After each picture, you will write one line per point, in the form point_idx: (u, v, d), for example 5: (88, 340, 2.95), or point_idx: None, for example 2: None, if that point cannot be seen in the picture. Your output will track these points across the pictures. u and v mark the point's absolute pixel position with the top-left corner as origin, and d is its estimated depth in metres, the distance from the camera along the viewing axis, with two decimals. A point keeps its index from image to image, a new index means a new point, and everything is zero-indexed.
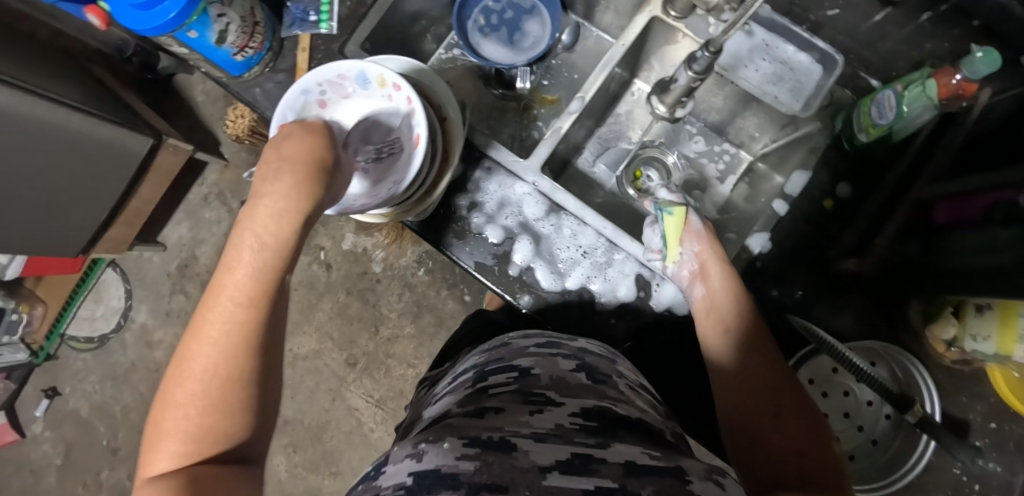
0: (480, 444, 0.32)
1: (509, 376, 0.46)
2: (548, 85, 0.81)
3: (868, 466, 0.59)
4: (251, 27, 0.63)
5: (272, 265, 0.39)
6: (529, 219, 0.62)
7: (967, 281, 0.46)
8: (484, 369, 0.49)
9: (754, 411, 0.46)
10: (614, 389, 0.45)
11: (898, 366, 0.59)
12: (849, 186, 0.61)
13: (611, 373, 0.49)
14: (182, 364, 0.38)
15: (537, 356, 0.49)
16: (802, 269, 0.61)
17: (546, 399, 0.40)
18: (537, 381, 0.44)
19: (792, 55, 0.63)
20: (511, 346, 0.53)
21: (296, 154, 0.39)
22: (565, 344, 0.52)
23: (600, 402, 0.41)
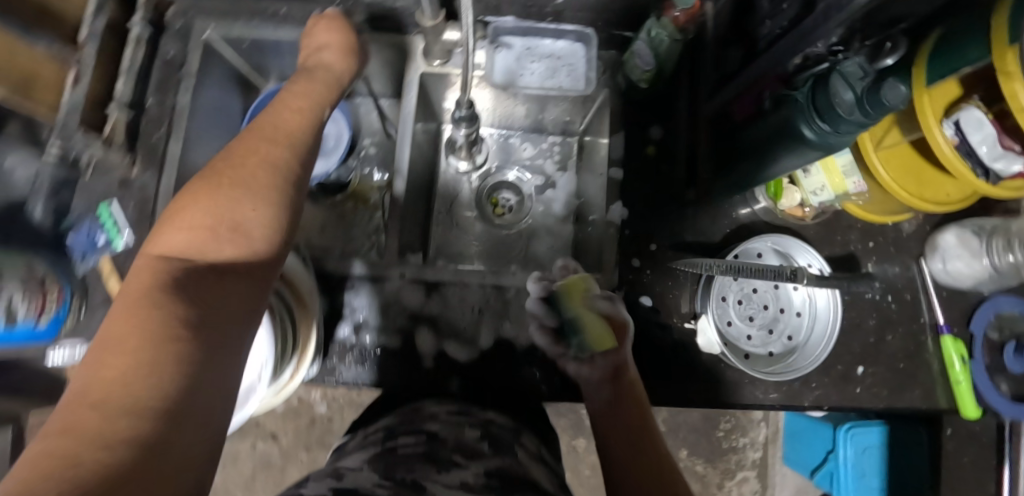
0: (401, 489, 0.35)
1: (417, 438, 0.47)
2: (372, 172, 0.82)
3: (806, 338, 0.64)
4: (38, 285, 0.57)
5: (190, 274, 0.34)
6: (416, 309, 0.61)
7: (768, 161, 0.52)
8: (393, 431, 0.50)
9: (631, 440, 0.50)
10: (516, 459, 0.47)
11: (777, 244, 0.64)
12: (659, 127, 0.67)
13: (516, 443, 0.51)
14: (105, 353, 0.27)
15: (446, 422, 0.51)
16: (661, 216, 0.65)
17: (451, 464, 0.42)
18: (445, 446, 0.46)
19: (554, 46, 0.67)
20: (421, 412, 0.54)
21: (197, 221, 0.37)
22: (475, 411, 0.55)
23: (501, 461, 0.44)
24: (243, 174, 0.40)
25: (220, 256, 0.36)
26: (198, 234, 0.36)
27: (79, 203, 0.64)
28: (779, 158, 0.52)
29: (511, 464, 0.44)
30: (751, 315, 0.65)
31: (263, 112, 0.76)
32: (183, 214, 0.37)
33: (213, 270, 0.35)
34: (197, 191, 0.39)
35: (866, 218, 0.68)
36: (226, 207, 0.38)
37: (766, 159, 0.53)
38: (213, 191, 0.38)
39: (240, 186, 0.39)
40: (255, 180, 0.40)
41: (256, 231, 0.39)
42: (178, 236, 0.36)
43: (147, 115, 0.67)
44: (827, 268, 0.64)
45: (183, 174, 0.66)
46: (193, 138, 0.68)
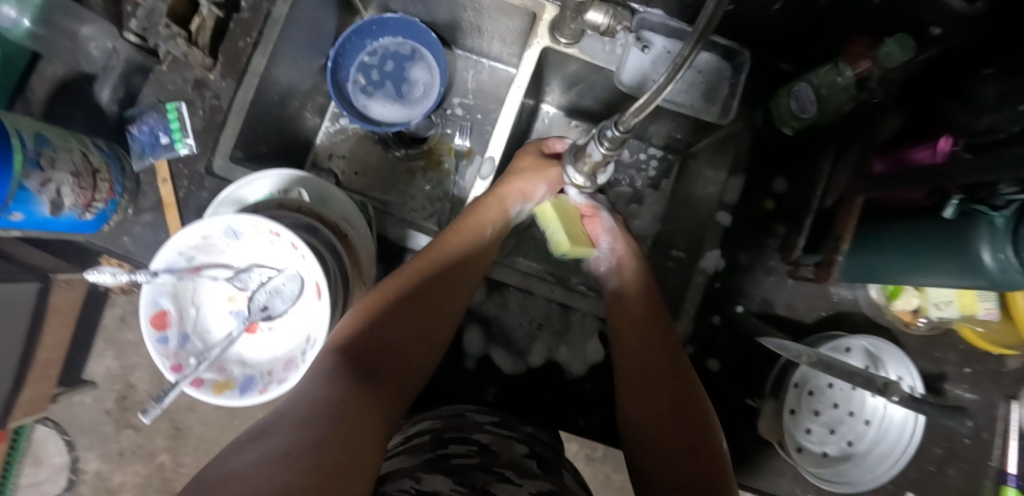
0: None
1: (470, 448, 0.42)
2: (452, 133, 0.75)
3: (870, 451, 0.58)
4: (90, 179, 0.53)
5: (308, 424, 0.31)
6: (471, 304, 0.57)
7: (920, 269, 0.45)
8: (441, 436, 0.43)
9: (661, 382, 0.49)
10: (563, 483, 0.43)
11: (869, 345, 0.57)
12: (784, 181, 0.60)
13: (560, 463, 0.47)
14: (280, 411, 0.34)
15: (494, 433, 0.45)
16: (754, 278, 0.59)
17: (505, 478, 0.39)
18: (498, 457, 0.42)
19: (696, 57, 0.58)
20: (462, 413, 0.48)
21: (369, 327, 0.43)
22: (516, 426, 0.49)
23: (552, 484, 0.41)
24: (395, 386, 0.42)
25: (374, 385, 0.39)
26: (364, 338, 0.42)
27: (148, 93, 0.59)
28: (930, 271, 0.44)
29: (560, 491, 0.40)
30: (816, 409, 0.60)
31: (356, 41, 0.71)
32: (364, 313, 0.44)
33: (353, 413, 0.34)
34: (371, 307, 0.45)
35: (973, 343, 0.60)
36: (396, 357, 0.43)
37: (915, 265, 0.46)
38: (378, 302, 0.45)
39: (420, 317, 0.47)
40: (411, 379, 0.44)
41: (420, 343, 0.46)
42: (362, 321, 0.43)
43: (238, 16, 0.59)
44: (919, 387, 0.57)
45: (261, 91, 0.61)
46: (280, 53, 0.62)
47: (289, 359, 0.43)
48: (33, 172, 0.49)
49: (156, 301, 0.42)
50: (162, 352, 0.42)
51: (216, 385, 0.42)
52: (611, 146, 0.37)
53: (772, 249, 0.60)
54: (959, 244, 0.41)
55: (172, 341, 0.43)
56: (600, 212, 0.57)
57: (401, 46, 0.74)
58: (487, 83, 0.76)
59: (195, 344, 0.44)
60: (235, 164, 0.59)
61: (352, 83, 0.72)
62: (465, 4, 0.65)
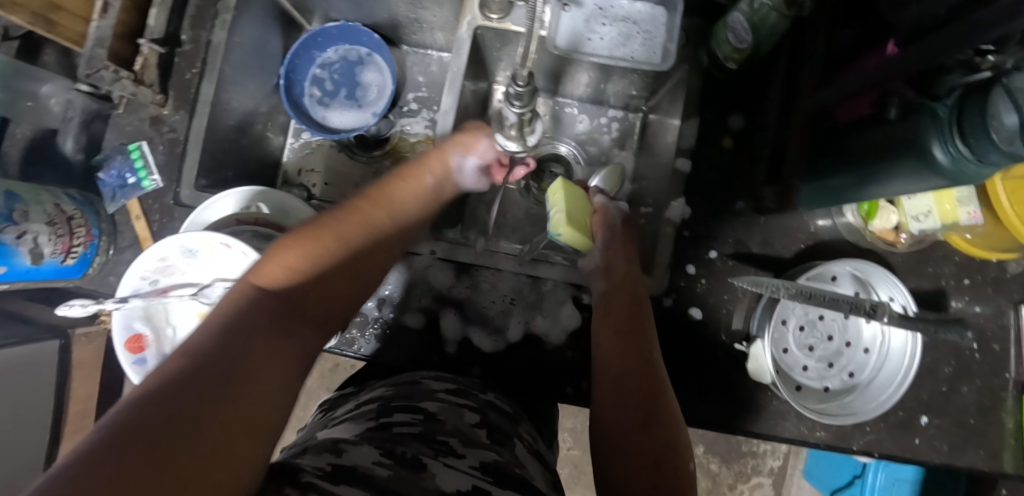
0: (394, 458, 0.38)
1: (414, 418, 0.45)
2: (412, 128, 0.76)
3: (875, 381, 0.57)
4: (66, 226, 0.56)
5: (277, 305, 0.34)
6: (443, 291, 0.57)
7: (883, 178, 0.43)
8: (389, 405, 0.48)
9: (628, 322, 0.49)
10: (513, 453, 0.45)
11: (856, 270, 0.56)
12: (741, 117, 0.58)
13: (515, 433, 0.50)
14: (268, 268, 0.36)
15: (444, 401, 0.49)
16: (726, 220, 0.57)
17: (448, 449, 0.41)
18: (441, 426, 0.44)
19: (629, 8, 0.58)
20: (421, 386, 0.52)
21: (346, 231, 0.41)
22: (474, 394, 0.52)
23: (498, 455, 0.43)
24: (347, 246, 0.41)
25: (317, 273, 0.38)
26: (307, 251, 0.38)
27: (111, 138, 0.61)
28: (893, 178, 0.42)
29: (505, 462, 0.43)
30: (811, 345, 0.58)
31: (304, 55, 0.73)
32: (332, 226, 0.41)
33: (289, 313, 0.34)
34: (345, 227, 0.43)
35: (968, 252, 0.57)
36: (340, 229, 0.41)
37: (879, 175, 0.43)
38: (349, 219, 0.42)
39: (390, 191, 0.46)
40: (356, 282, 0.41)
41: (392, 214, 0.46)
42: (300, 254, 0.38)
43: (181, 50, 0.61)
44: (913, 305, 0.55)
45: (215, 117, 0.62)
46: (227, 78, 0.63)
47: None
48: (7, 225, 0.51)
49: (130, 325, 0.45)
50: (140, 372, 0.45)
51: None
52: (523, 103, 0.38)
53: (739, 188, 0.58)
54: (913, 146, 0.39)
55: (149, 361, 0.45)
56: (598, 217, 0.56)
57: (351, 52, 0.75)
58: (437, 73, 0.76)
59: None
60: (202, 191, 0.61)
61: (307, 97, 0.74)
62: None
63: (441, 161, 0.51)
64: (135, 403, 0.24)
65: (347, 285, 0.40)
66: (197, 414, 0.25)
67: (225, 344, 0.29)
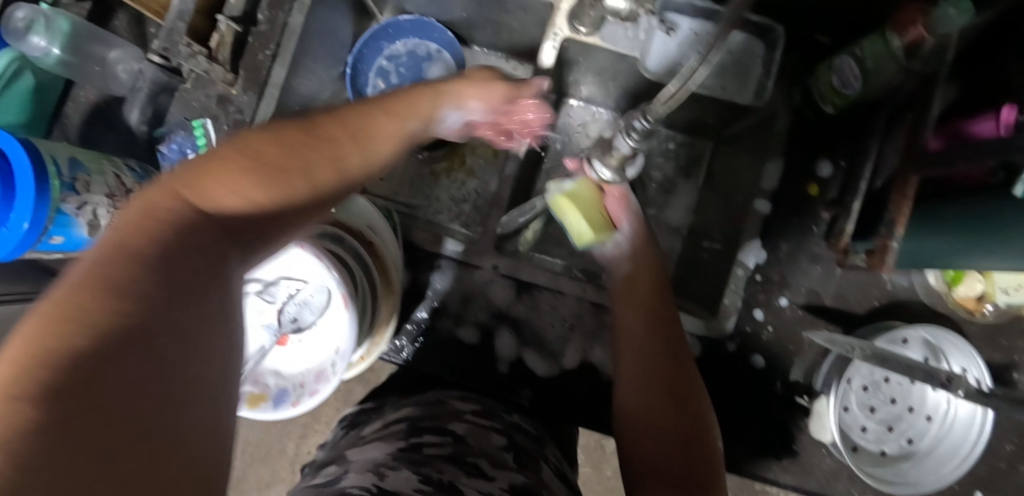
0: (433, 483, 0.35)
1: (445, 438, 0.43)
2: (474, 132, 0.74)
3: (937, 451, 0.54)
4: (125, 199, 0.54)
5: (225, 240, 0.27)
6: (501, 308, 0.55)
7: (987, 248, 0.41)
8: (418, 425, 0.45)
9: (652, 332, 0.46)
10: (540, 477, 0.42)
11: (930, 336, 0.54)
12: (830, 162, 0.56)
13: (542, 456, 0.47)
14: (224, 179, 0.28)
15: (473, 423, 0.47)
16: (801, 267, 0.55)
17: (478, 471, 0.39)
18: (471, 448, 0.42)
19: (726, 37, 0.55)
20: (446, 406, 0.50)
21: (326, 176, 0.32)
22: (504, 415, 0.50)
23: (527, 478, 0.41)
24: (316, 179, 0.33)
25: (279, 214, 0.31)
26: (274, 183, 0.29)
27: (175, 112, 0.60)
28: (999, 252, 0.40)
29: (533, 485, 0.40)
30: (872, 405, 0.56)
31: (374, 44, 0.71)
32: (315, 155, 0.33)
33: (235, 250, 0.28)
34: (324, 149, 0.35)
35: None
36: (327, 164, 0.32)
37: (989, 246, 0.41)
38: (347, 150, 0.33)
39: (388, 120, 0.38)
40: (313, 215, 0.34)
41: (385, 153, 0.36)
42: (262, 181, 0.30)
43: (256, 29, 0.59)
44: (987, 380, 0.53)
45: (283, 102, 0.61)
46: (298, 63, 0.61)
47: (320, 372, 0.43)
48: (70, 195, 0.49)
49: None
50: None
51: (250, 399, 0.42)
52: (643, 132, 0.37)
53: (818, 236, 0.55)
54: None
55: None
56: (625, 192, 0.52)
57: (420, 47, 0.74)
58: (505, 78, 0.74)
59: None
60: None
61: (371, 88, 0.73)
62: None
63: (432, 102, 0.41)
64: (42, 372, 0.18)
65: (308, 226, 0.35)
66: (124, 414, 0.20)
67: (158, 295, 0.22)
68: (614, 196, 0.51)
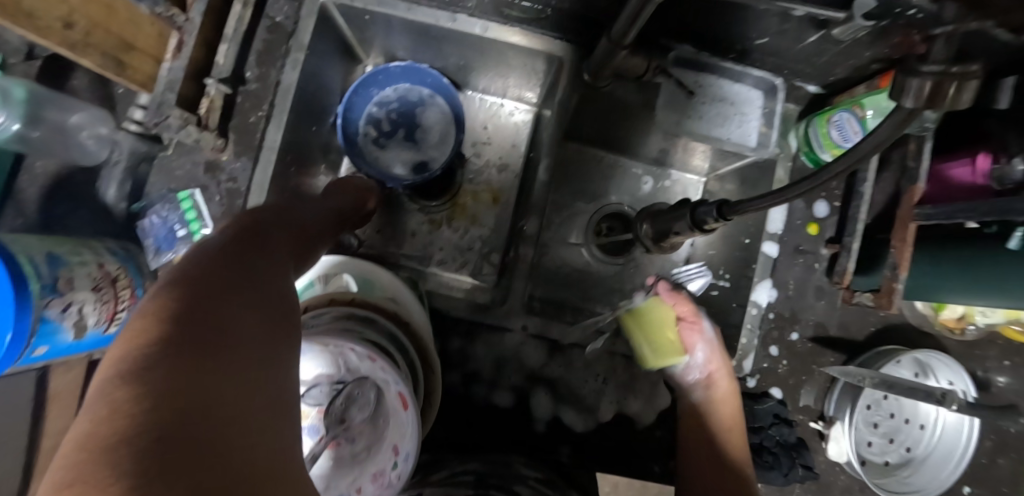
0: None
1: None
2: (473, 177, 0.73)
3: (931, 456, 0.61)
4: (112, 290, 0.48)
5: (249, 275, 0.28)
6: (534, 369, 0.55)
7: (981, 294, 0.46)
8: (485, 480, 0.44)
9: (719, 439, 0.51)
10: None
11: (922, 357, 0.59)
12: (826, 202, 0.60)
13: None
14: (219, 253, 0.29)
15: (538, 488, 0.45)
16: (807, 302, 0.59)
17: None
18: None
19: (729, 89, 0.58)
20: (511, 468, 0.48)
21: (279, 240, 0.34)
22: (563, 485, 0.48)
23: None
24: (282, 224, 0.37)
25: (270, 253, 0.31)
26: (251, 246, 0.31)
27: (156, 184, 0.54)
28: (994, 298, 0.45)
29: None
30: (875, 421, 0.61)
31: (365, 92, 0.68)
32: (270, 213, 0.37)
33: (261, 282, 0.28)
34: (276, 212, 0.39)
35: (1012, 338, 0.62)
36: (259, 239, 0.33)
37: (983, 291, 0.46)
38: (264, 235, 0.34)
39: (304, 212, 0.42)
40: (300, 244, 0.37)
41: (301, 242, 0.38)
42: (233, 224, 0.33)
43: (246, 88, 0.55)
44: (970, 390, 0.59)
45: (280, 166, 0.56)
46: (292, 123, 0.57)
47: (377, 473, 0.40)
48: (53, 298, 0.44)
49: None
50: None
51: None
52: (709, 229, 0.39)
53: (819, 272, 0.60)
54: None
55: None
56: (702, 319, 0.52)
57: (411, 92, 0.71)
58: (501, 121, 0.73)
59: None
60: None
61: (364, 137, 0.69)
62: (480, 48, 0.61)
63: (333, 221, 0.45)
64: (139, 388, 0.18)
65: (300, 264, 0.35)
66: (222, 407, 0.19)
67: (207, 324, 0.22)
68: (691, 323, 0.52)
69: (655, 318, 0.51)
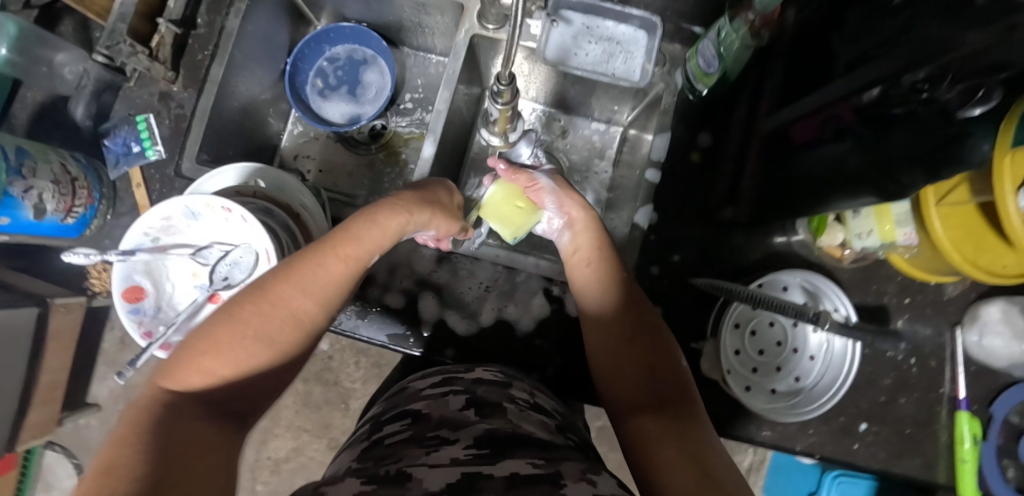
0: (377, 480, 0.32)
1: (402, 423, 0.44)
2: (406, 126, 0.81)
3: (817, 385, 0.61)
4: (70, 186, 0.58)
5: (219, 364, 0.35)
6: (423, 274, 0.61)
7: (825, 196, 0.47)
8: (380, 421, 0.47)
9: (620, 313, 0.49)
10: (506, 416, 0.43)
11: (807, 281, 0.61)
12: (709, 134, 0.63)
13: (506, 397, 0.47)
14: (189, 360, 0.35)
15: (429, 397, 0.48)
16: (690, 226, 0.63)
17: (439, 440, 0.39)
18: (430, 422, 0.43)
19: (613, 29, 0.63)
20: (406, 393, 0.52)
21: (273, 333, 0.38)
22: (459, 380, 0.51)
23: (489, 424, 0.41)
24: (259, 319, 0.38)
25: (230, 343, 0.36)
26: (231, 348, 0.36)
27: (120, 109, 0.65)
28: (835, 199, 0.47)
29: (498, 428, 0.40)
30: (761, 348, 0.63)
31: (314, 46, 0.77)
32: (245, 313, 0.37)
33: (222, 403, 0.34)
34: (249, 302, 0.38)
35: (907, 273, 0.63)
36: (240, 325, 0.37)
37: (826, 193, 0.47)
38: (236, 328, 0.36)
39: (311, 273, 0.40)
40: (281, 332, 0.38)
41: (298, 310, 0.39)
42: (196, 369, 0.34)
43: (195, 32, 0.66)
44: (854, 316, 0.60)
45: (221, 99, 0.66)
46: (236, 62, 0.67)
47: None
48: (16, 180, 0.54)
49: (130, 277, 0.47)
50: (135, 320, 0.47)
51: None
52: (506, 100, 0.43)
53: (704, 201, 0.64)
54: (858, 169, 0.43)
55: (145, 310, 0.48)
56: (538, 178, 0.56)
57: (356, 51, 0.80)
58: (435, 76, 0.81)
59: (165, 317, 0.48)
60: (202, 165, 0.64)
61: (309, 86, 0.79)
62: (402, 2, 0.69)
63: (390, 214, 0.46)
64: None
65: (277, 327, 0.38)
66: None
67: (140, 440, 0.28)
68: (533, 190, 0.56)
69: (499, 199, 0.57)
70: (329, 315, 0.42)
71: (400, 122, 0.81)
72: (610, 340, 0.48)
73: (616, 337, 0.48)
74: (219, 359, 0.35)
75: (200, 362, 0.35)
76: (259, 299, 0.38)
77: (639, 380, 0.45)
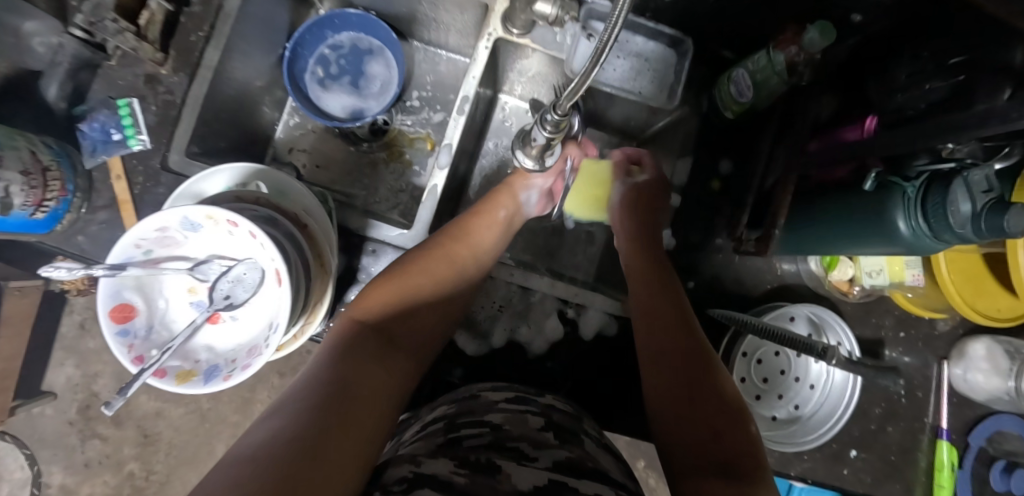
0: (468, 465, 0.36)
1: (481, 430, 0.41)
2: (412, 124, 0.77)
3: (816, 413, 0.63)
4: (40, 178, 0.53)
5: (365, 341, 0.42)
6: None
7: (865, 242, 0.47)
8: (455, 422, 0.44)
9: (672, 339, 0.49)
10: (585, 450, 0.42)
11: (814, 314, 0.61)
12: (731, 162, 0.64)
13: (582, 430, 0.46)
14: (387, 291, 0.47)
15: (506, 409, 0.45)
16: (703, 253, 0.64)
17: (519, 453, 0.39)
18: (510, 432, 0.41)
19: (643, 45, 0.61)
20: (480, 400, 0.48)
21: (443, 277, 0.51)
22: (533, 400, 0.48)
23: (570, 452, 0.40)
24: (434, 268, 0.51)
25: (410, 286, 0.49)
26: (406, 291, 0.48)
27: (99, 90, 0.59)
28: (869, 248, 0.48)
29: (579, 458, 0.40)
30: (765, 376, 0.64)
31: (317, 32, 0.71)
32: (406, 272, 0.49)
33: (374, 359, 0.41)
34: (421, 254, 0.51)
35: (906, 308, 0.65)
36: (419, 272, 0.50)
37: (861, 238, 0.47)
38: (413, 277, 0.49)
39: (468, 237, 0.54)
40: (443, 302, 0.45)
41: (459, 262, 0.52)
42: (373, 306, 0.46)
43: (189, 10, 0.60)
44: (856, 352, 0.62)
45: (215, 86, 0.60)
46: (234, 46, 0.61)
47: (252, 347, 0.43)
48: None
49: (117, 294, 0.42)
50: (123, 344, 0.42)
51: (179, 374, 0.42)
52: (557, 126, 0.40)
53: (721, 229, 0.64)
54: (879, 220, 0.44)
55: (135, 332, 0.43)
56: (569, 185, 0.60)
57: (362, 40, 0.75)
58: (444, 74, 0.77)
59: (159, 338, 0.44)
60: (192, 158, 0.58)
61: (309, 74, 0.73)
62: None
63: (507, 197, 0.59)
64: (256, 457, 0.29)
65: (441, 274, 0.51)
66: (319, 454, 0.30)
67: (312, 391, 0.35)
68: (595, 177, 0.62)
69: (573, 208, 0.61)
70: (481, 260, 0.55)
71: (405, 119, 0.76)
72: (663, 371, 0.48)
73: (673, 364, 0.48)
74: (410, 290, 0.49)
75: (387, 294, 0.47)
76: (441, 248, 0.52)
77: (689, 423, 0.44)
